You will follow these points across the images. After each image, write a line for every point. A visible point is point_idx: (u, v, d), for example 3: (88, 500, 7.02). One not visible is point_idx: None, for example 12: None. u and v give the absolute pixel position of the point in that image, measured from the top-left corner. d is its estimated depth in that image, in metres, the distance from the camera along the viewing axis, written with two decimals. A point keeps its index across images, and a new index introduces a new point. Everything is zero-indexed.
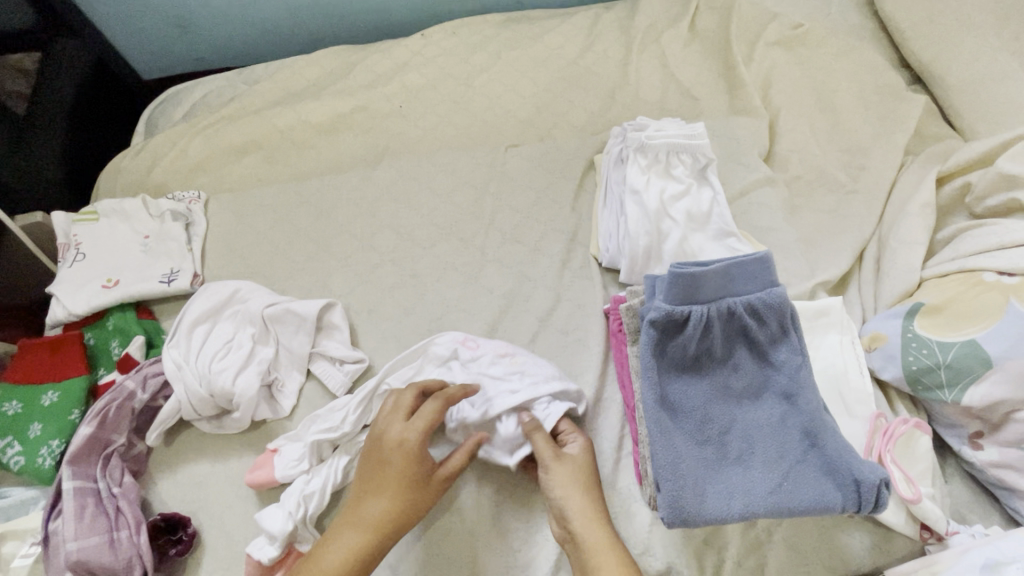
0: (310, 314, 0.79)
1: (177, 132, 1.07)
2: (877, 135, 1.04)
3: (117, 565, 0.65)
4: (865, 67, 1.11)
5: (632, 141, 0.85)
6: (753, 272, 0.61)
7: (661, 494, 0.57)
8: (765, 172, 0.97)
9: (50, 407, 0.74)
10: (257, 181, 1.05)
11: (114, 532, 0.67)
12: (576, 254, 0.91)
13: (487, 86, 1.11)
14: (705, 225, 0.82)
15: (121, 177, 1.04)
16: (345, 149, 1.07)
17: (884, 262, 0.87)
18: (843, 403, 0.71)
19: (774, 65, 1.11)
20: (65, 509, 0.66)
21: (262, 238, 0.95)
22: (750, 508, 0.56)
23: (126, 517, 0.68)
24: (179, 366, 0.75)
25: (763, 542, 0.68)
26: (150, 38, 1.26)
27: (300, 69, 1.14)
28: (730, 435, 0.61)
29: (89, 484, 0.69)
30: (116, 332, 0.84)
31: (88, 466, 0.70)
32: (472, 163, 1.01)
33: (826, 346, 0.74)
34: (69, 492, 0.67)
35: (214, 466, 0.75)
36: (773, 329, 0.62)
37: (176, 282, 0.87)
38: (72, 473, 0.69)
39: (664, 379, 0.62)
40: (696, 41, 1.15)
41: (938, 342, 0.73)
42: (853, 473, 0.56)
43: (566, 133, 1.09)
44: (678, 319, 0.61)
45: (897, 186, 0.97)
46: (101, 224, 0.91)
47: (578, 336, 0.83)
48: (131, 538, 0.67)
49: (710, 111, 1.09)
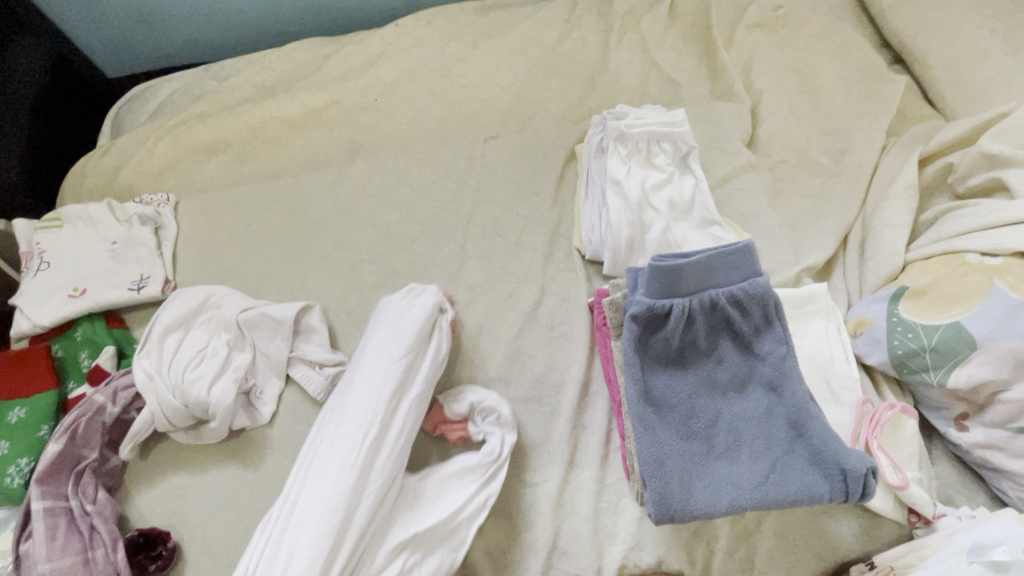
0: (286, 317, 0.77)
1: (144, 132, 1.03)
2: (859, 116, 1.02)
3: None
4: (846, 48, 1.09)
5: (612, 129, 0.83)
6: (735, 262, 0.60)
7: (647, 491, 0.56)
8: (748, 158, 0.95)
9: (17, 424, 0.72)
10: (229, 181, 1.01)
11: (88, 551, 0.65)
12: (559, 247, 0.89)
13: (463, 77, 1.09)
14: (687, 214, 0.81)
15: (87, 181, 1.01)
16: (319, 145, 1.03)
17: (869, 245, 0.87)
18: (830, 390, 0.71)
19: (755, 47, 1.10)
20: (36, 531, 0.64)
21: (235, 240, 0.92)
22: (738, 502, 0.55)
23: (100, 536, 0.66)
24: (151, 378, 0.72)
25: (753, 532, 0.68)
26: (113, 34, 1.21)
27: (269, 63, 1.10)
28: (716, 429, 0.60)
29: (60, 503, 0.67)
30: (85, 343, 0.81)
31: (59, 484, 0.68)
32: (450, 156, 0.98)
33: (812, 332, 0.74)
34: (39, 513, 0.65)
35: (192, 478, 0.73)
36: (757, 319, 0.61)
37: (146, 288, 0.84)
38: (41, 492, 0.66)
39: (649, 374, 0.61)
40: (676, 25, 1.13)
41: (923, 325, 0.73)
42: (839, 463, 0.55)
43: (546, 122, 1.07)
44: (660, 313, 0.60)
45: (880, 168, 0.96)
46: (64, 230, 0.87)
47: (563, 330, 0.82)
48: (108, 556, 0.64)
49: (691, 97, 1.07)
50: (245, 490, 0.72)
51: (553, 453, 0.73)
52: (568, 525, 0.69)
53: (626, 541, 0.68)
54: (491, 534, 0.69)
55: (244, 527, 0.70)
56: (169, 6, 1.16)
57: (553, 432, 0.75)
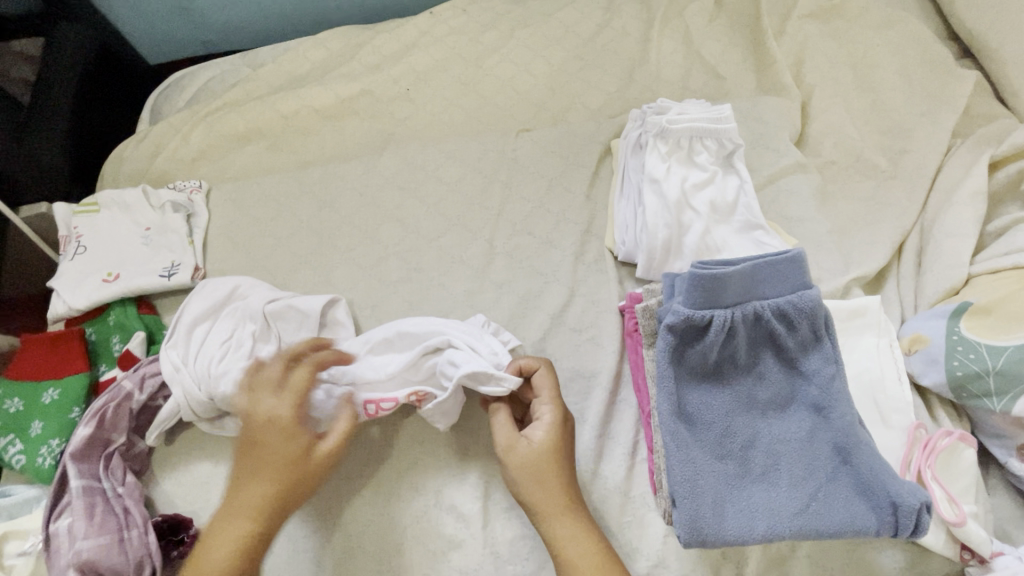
0: (313, 310, 0.77)
1: (180, 120, 1.04)
2: (921, 114, 0.95)
3: (126, 565, 0.63)
4: (908, 40, 1.02)
5: (652, 125, 0.79)
6: (783, 272, 0.56)
7: (677, 512, 0.53)
8: (797, 157, 0.90)
9: (51, 405, 0.73)
10: (260, 170, 1.01)
11: (126, 529, 0.66)
12: (590, 246, 0.86)
13: (497, 67, 1.06)
14: (729, 217, 0.76)
15: (125, 167, 1.02)
16: (350, 135, 1.02)
17: (927, 256, 0.81)
18: (879, 413, 0.66)
19: (809, 39, 1.03)
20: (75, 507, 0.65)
21: (264, 229, 0.92)
22: (774, 529, 0.52)
23: (137, 515, 0.67)
24: (177, 368, 0.73)
25: (788, 558, 0.64)
26: (154, 20, 1.23)
27: (304, 51, 1.10)
28: (753, 449, 0.55)
29: (94, 484, 0.68)
30: (117, 328, 0.82)
31: (90, 466, 0.69)
32: (481, 149, 0.96)
33: (861, 349, 0.68)
34: (76, 491, 0.66)
35: (215, 466, 0.73)
36: (805, 335, 0.57)
37: (176, 275, 0.84)
38: (77, 472, 0.67)
39: (683, 389, 0.57)
40: (723, 14, 1.07)
41: (988, 346, 0.67)
42: (890, 496, 0.51)
43: (581, 116, 1.03)
44: (699, 325, 0.56)
45: (943, 171, 0.89)
46: (102, 215, 0.89)
47: (591, 334, 0.79)
48: (142, 537, 0.66)
49: (737, 91, 1.01)
50: None
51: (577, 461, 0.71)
52: None
53: (651, 557, 0.65)
54: (507, 543, 0.68)
55: None
56: None
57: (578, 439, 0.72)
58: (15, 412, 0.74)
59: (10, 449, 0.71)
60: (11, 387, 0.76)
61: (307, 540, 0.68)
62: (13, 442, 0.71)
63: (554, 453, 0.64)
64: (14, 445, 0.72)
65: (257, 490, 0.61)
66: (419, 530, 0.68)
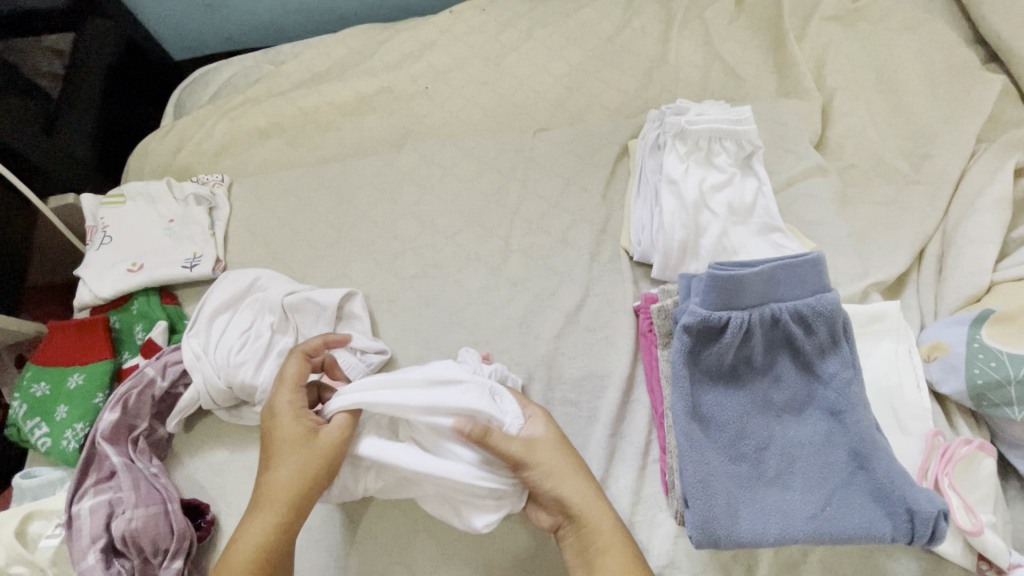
0: (330, 303, 0.77)
1: (204, 114, 1.06)
2: (945, 118, 0.94)
3: (168, 537, 0.65)
4: (934, 44, 1.00)
5: (670, 125, 0.79)
6: (802, 274, 0.55)
7: (690, 511, 0.52)
8: (816, 160, 0.89)
9: (76, 390, 0.75)
10: (280, 164, 1.03)
11: (167, 502, 0.68)
12: (606, 245, 0.86)
13: (517, 65, 1.06)
14: (747, 219, 0.76)
15: (149, 160, 1.04)
16: (369, 132, 1.04)
17: (948, 262, 0.80)
18: (896, 419, 0.65)
19: (830, 41, 1.02)
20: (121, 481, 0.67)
21: (283, 223, 0.93)
22: (788, 533, 0.52)
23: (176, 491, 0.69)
24: (198, 357, 0.74)
25: (799, 563, 0.64)
26: (180, 16, 1.25)
27: (325, 48, 1.11)
28: (768, 452, 0.55)
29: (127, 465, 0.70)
30: (140, 317, 0.84)
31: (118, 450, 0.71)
32: (499, 147, 0.96)
33: (878, 354, 0.68)
34: (121, 467, 0.68)
35: (232, 455, 0.75)
36: (823, 338, 0.56)
37: (198, 267, 0.86)
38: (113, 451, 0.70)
39: (698, 389, 0.57)
40: (744, 16, 1.06)
41: (1009, 354, 0.66)
42: (907, 502, 0.50)
43: (598, 116, 1.03)
44: (715, 326, 0.56)
45: (966, 177, 0.87)
46: (127, 207, 0.91)
47: (605, 333, 0.79)
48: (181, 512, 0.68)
49: (756, 93, 1.01)
50: None
51: (589, 459, 0.72)
52: None
53: (661, 557, 0.66)
54: (517, 538, 0.68)
55: None
56: None
57: (591, 437, 0.73)
58: (42, 396, 0.76)
59: (36, 432, 0.73)
60: (37, 371, 0.78)
61: (324, 528, 0.70)
62: (40, 425, 0.74)
63: (559, 448, 0.64)
64: (40, 428, 0.74)
65: (281, 478, 0.60)
66: (432, 522, 0.70)
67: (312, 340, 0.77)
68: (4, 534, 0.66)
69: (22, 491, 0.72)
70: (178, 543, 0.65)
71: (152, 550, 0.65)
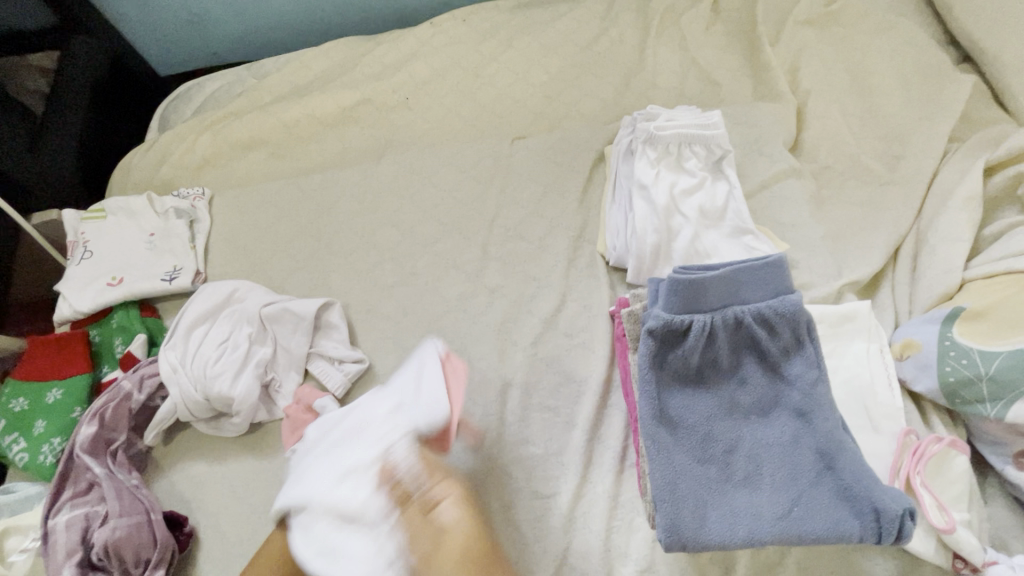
0: (308, 314, 0.78)
1: (187, 129, 1.07)
2: (919, 118, 0.95)
3: (153, 546, 0.65)
4: (907, 45, 1.02)
5: (641, 131, 0.79)
6: (763, 276, 0.56)
7: (657, 516, 0.52)
8: (790, 163, 0.90)
9: (54, 405, 0.75)
10: (262, 177, 1.04)
11: (149, 512, 0.68)
12: (583, 251, 0.87)
13: (496, 75, 1.07)
14: (719, 222, 0.77)
15: (132, 174, 1.05)
16: (350, 143, 1.05)
17: (921, 260, 0.80)
18: (868, 418, 0.65)
19: (804, 45, 1.03)
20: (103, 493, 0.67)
21: (264, 234, 0.94)
22: (755, 536, 0.51)
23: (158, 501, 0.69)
24: (175, 369, 0.74)
25: (775, 565, 0.64)
26: (162, 31, 1.26)
27: (307, 61, 1.13)
28: (735, 454, 0.55)
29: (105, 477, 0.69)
30: (120, 330, 0.84)
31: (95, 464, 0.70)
32: (477, 156, 0.97)
33: (851, 354, 0.68)
34: (102, 478, 0.68)
35: (210, 467, 0.75)
36: (786, 339, 0.56)
37: (178, 280, 0.87)
38: (93, 463, 0.69)
39: (664, 392, 0.57)
40: (719, 23, 1.08)
41: (980, 352, 0.66)
42: (873, 501, 0.50)
43: (577, 123, 1.05)
44: (679, 329, 0.56)
45: (939, 176, 0.88)
46: (108, 221, 0.91)
47: (582, 338, 0.79)
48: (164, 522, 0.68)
49: (732, 98, 1.02)
50: (260, 481, 0.74)
51: (566, 465, 0.72)
52: (577, 541, 0.68)
53: (638, 562, 0.66)
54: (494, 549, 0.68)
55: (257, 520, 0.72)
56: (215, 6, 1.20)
57: (568, 443, 0.73)
58: (20, 411, 0.76)
59: (14, 447, 0.73)
60: (16, 387, 0.78)
61: None
62: (18, 440, 0.74)
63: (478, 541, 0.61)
64: (17, 443, 0.74)
65: None
66: None
67: (289, 351, 0.78)
68: None
69: None
70: (160, 553, 0.65)
71: (134, 559, 0.65)
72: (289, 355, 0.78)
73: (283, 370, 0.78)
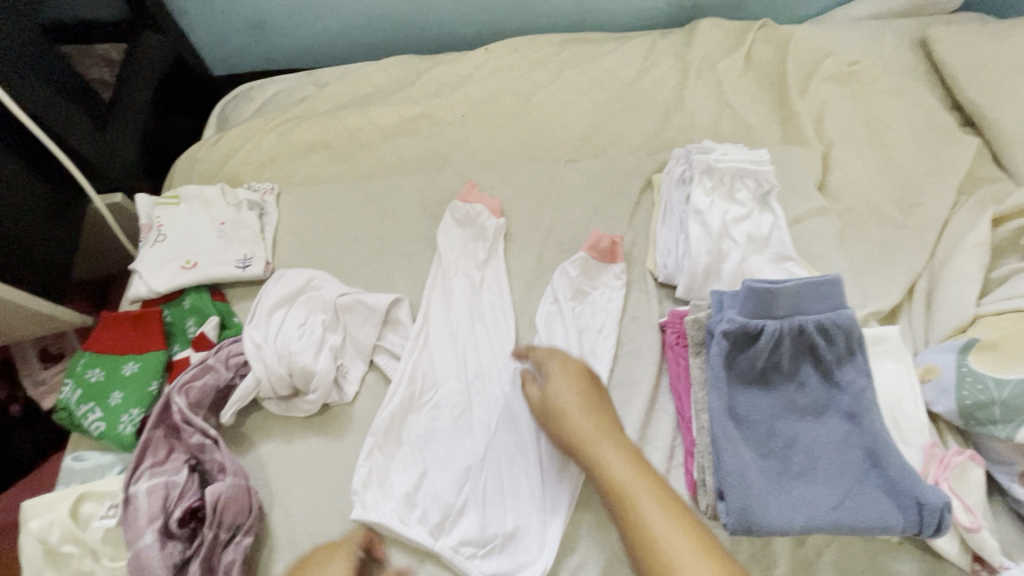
0: (380, 307, 0.84)
1: (253, 128, 1.12)
2: (929, 171, 1.06)
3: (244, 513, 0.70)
4: (918, 106, 1.14)
5: (698, 163, 0.89)
6: (825, 292, 0.67)
7: (727, 501, 0.61)
8: (819, 202, 0.99)
9: (131, 377, 0.79)
10: (324, 179, 1.09)
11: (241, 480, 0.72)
12: (632, 267, 0.93)
13: (547, 101, 1.16)
14: (763, 248, 0.85)
15: (197, 167, 1.09)
16: (408, 153, 1.11)
17: (938, 297, 0.89)
18: (898, 431, 0.73)
19: (828, 98, 1.15)
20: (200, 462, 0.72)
21: (330, 231, 0.99)
22: (812, 522, 0.60)
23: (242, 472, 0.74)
24: (258, 346, 0.80)
25: (813, 563, 0.69)
26: (226, 36, 1.32)
27: (368, 74, 1.20)
28: (793, 450, 0.64)
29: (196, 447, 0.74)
30: (192, 311, 0.88)
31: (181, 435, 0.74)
32: (532, 173, 1.04)
33: (882, 373, 0.76)
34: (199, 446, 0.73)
35: (280, 446, 0.79)
36: (841, 350, 0.66)
37: (250, 268, 0.91)
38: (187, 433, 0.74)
39: (734, 391, 0.67)
40: (751, 71, 1.19)
41: (994, 378, 0.75)
42: (916, 495, 0.59)
43: (621, 151, 1.13)
44: (752, 333, 0.66)
45: (949, 225, 0.99)
46: (181, 208, 0.95)
47: (631, 347, 0.86)
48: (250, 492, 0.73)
49: (763, 139, 1.12)
50: (324, 464, 0.78)
51: None
52: None
53: None
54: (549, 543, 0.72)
55: (323, 499, 0.75)
56: (282, 16, 1.27)
57: None
58: (96, 382, 0.79)
59: (89, 416, 0.76)
60: (93, 359, 0.82)
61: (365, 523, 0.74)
62: (94, 410, 0.77)
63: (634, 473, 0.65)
64: (93, 412, 0.77)
65: None
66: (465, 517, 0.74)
67: (358, 340, 0.84)
68: (58, 513, 0.69)
69: (71, 474, 0.75)
70: (251, 520, 0.70)
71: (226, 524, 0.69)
72: (358, 341, 0.84)
73: (347, 353, 0.84)
